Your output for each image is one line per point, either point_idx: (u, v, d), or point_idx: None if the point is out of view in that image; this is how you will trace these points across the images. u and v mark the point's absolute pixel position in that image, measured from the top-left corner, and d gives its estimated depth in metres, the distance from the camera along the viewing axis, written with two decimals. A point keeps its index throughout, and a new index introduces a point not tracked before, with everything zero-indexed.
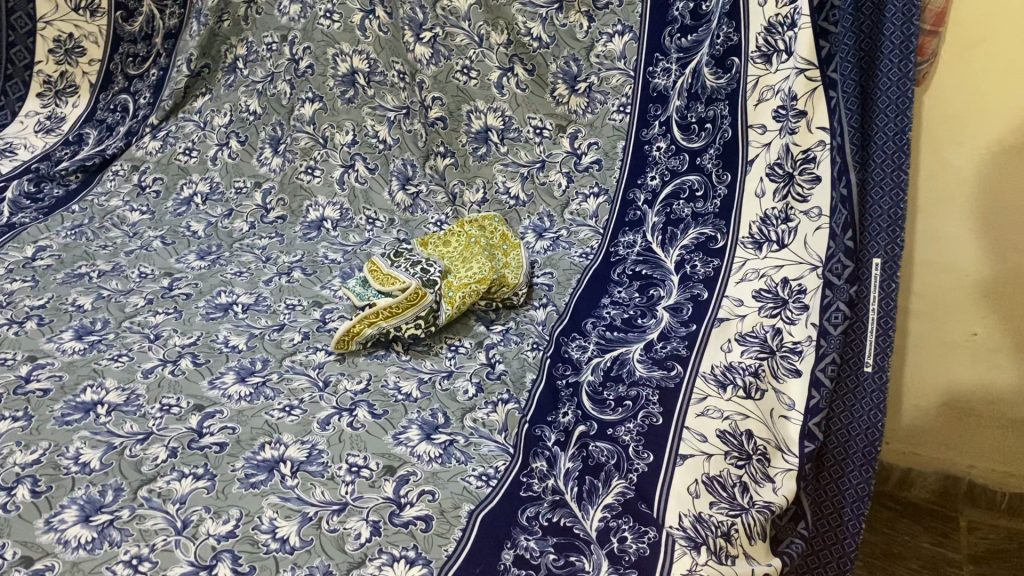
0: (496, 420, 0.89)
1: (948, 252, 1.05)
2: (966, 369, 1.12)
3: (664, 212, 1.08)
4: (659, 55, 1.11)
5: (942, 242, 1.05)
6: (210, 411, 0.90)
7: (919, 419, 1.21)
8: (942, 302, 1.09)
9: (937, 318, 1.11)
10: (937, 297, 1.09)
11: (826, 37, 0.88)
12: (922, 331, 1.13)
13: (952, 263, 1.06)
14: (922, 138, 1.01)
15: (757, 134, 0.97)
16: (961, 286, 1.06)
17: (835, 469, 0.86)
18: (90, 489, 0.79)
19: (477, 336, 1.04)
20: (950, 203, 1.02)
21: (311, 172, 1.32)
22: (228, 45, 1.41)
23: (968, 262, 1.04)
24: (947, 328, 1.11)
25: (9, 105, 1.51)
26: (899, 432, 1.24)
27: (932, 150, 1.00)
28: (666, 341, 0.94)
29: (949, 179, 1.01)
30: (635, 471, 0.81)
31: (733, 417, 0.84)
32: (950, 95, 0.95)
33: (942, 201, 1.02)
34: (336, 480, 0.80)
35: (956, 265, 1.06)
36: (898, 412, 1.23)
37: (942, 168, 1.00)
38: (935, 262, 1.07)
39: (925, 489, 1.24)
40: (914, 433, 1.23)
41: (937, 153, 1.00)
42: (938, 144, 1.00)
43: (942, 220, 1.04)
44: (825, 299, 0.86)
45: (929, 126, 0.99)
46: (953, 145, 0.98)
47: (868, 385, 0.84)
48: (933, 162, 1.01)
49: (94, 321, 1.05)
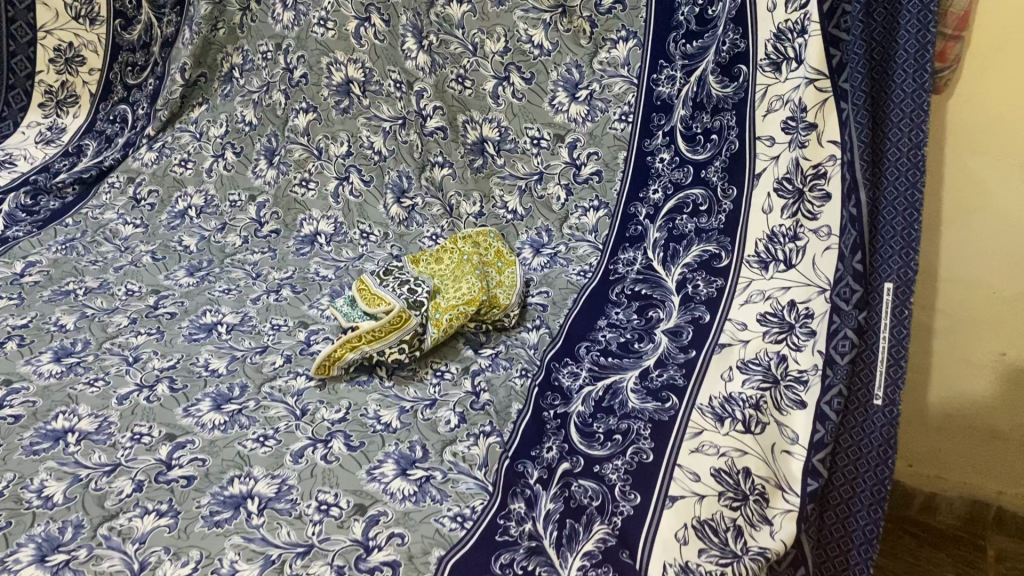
0: (477, 454, 0.83)
1: (972, 267, 0.99)
2: (992, 388, 1.06)
3: (666, 227, 1.03)
4: (664, 62, 1.05)
5: (968, 259, 0.98)
6: (181, 440, 0.86)
7: (942, 443, 1.14)
8: (967, 320, 1.02)
9: (963, 337, 1.04)
10: (961, 314, 1.03)
11: (836, 45, 0.82)
12: (946, 349, 1.06)
13: (977, 281, 0.99)
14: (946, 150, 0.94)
15: (765, 147, 0.91)
16: (991, 305, 1.00)
17: (842, 509, 0.81)
18: (49, 526, 0.76)
19: (464, 361, 0.98)
20: (977, 216, 0.95)
21: (305, 185, 1.28)
22: (224, 54, 1.37)
23: (995, 280, 0.98)
24: (974, 349, 1.04)
25: (12, 116, 1.49)
26: (920, 456, 1.18)
27: (955, 160, 0.94)
28: (662, 368, 0.89)
29: (976, 191, 0.94)
30: (620, 515, 0.76)
31: (729, 454, 0.79)
32: (976, 105, 0.89)
33: (967, 214, 0.96)
34: (303, 520, 0.76)
35: (982, 282, 0.99)
36: (920, 435, 1.16)
37: (968, 179, 0.94)
38: (958, 278, 1.01)
39: (949, 513, 1.17)
40: (937, 456, 1.16)
41: (961, 164, 0.93)
42: (962, 154, 0.93)
43: (967, 234, 0.97)
44: (832, 325, 0.80)
45: (953, 135, 0.92)
46: (979, 156, 0.92)
47: (877, 420, 0.78)
48: (958, 172, 0.94)
49: (74, 342, 1.02)
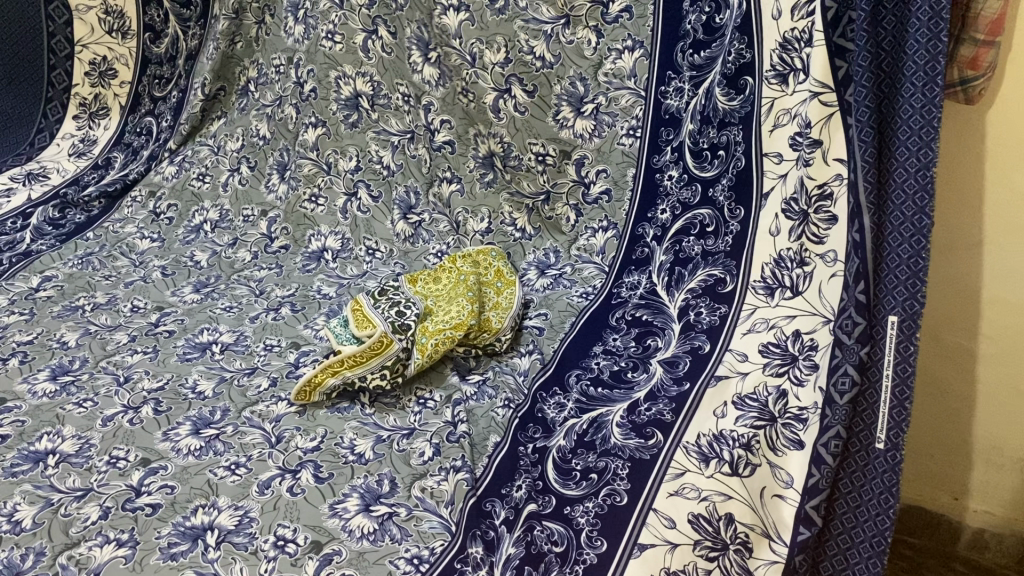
0: (446, 490, 0.80)
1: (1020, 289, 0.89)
2: None
3: (672, 250, 0.97)
4: (672, 73, 0.99)
5: (1014, 280, 0.88)
6: (154, 466, 0.85)
7: (992, 477, 1.02)
8: (1016, 344, 0.92)
9: (1011, 363, 0.93)
10: (1010, 340, 0.92)
11: (842, 56, 0.73)
12: (993, 376, 0.96)
13: None
14: (988, 163, 0.84)
15: (772, 163, 0.83)
16: None
17: (840, 560, 0.74)
18: (12, 552, 0.74)
19: (449, 388, 0.96)
20: None
21: (314, 201, 1.29)
22: (241, 67, 1.41)
23: None
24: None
25: (48, 127, 1.52)
26: (969, 491, 1.05)
27: (997, 175, 0.84)
28: (653, 401, 0.84)
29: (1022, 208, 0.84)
30: (583, 563, 0.71)
31: (712, 499, 0.73)
32: (1018, 113, 0.79)
33: (1013, 234, 0.86)
34: (258, 556, 0.73)
35: None
36: (967, 466, 1.04)
37: (1011, 195, 0.84)
38: (1004, 300, 0.90)
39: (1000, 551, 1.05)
40: (988, 491, 1.04)
41: (1003, 177, 0.83)
42: (1004, 168, 0.83)
43: (1013, 253, 0.87)
44: (835, 359, 0.73)
45: (993, 148, 0.83)
46: None
47: (877, 466, 0.70)
48: (1000, 189, 0.84)
49: (72, 359, 1.02)
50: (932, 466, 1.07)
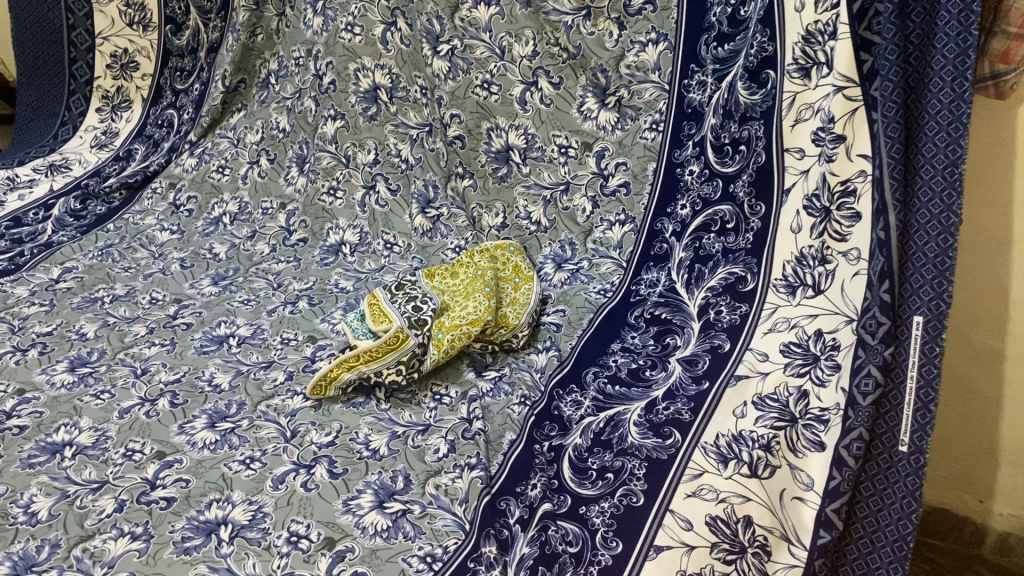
0: (460, 487, 0.80)
1: None
2: None
3: (692, 246, 0.96)
4: (696, 66, 0.97)
5: None
6: (170, 459, 0.84)
7: (1018, 480, 1.00)
8: None
9: None
10: None
11: (868, 50, 0.71)
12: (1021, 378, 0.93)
13: None
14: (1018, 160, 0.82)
15: (794, 159, 0.82)
16: None
17: (861, 565, 0.72)
18: (27, 544, 0.74)
19: (465, 384, 0.95)
20: None
21: (333, 193, 1.29)
22: (262, 60, 1.41)
23: None
24: None
25: (71, 120, 1.55)
26: (995, 494, 1.03)
27: None
28: (671, 400, 0.82)
29: None
30: (597, 565, 0.71)
31: (730, 501, 0.72)
32: None
33: None
34: (271, 551, 0.73)
35: None
36: (994, 470, 1.01)
37: None
38: None
39: None
40: (1014, 494, 1.01)
41: None
42: None
43: None
44: (857, 360, 0.71)
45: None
46: None
47: (901, 469, 0.68)
48: None
49: (90, 351, 1.02)
50: (957, 466, 1.05)
